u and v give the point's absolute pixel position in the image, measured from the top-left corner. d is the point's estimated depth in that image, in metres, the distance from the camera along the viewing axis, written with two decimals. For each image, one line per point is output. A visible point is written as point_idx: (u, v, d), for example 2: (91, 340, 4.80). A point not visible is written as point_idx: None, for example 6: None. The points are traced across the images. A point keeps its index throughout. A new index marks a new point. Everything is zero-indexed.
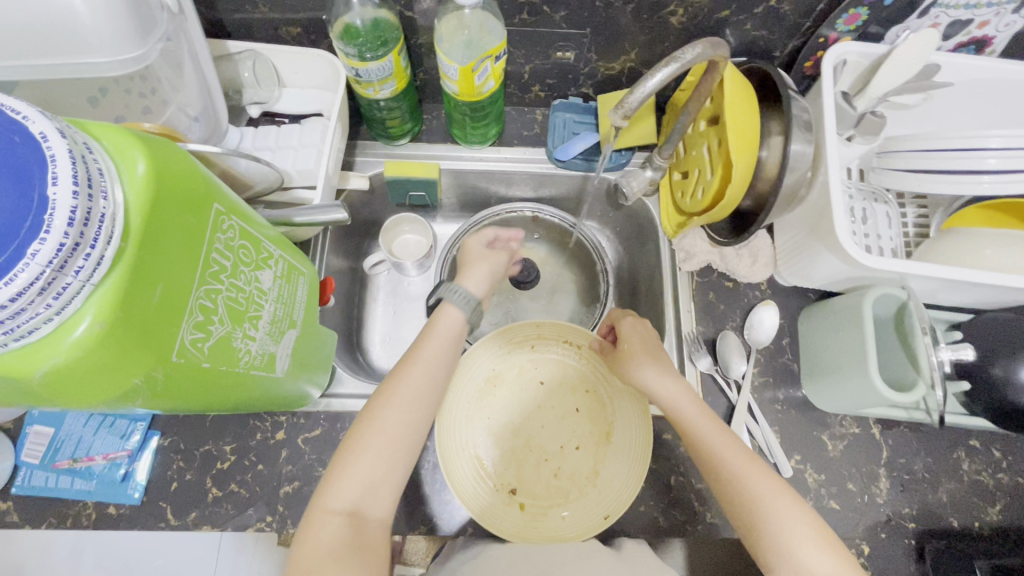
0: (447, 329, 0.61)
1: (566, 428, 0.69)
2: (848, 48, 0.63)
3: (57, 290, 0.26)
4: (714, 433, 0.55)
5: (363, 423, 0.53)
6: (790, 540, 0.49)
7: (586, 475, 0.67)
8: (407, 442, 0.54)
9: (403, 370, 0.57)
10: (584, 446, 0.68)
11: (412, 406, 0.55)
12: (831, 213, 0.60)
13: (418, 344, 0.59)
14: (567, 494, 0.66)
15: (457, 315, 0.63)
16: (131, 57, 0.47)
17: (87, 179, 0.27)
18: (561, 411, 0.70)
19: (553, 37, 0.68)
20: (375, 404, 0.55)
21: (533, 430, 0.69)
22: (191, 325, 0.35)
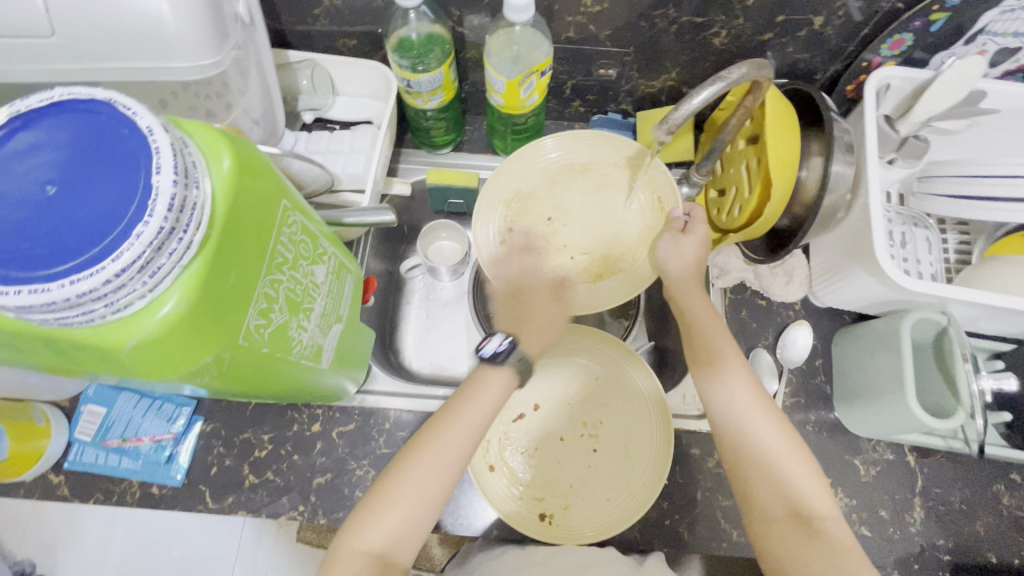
0: (491, 388, 0.55)
1: (582, 434, 0.69)
2: (893, 72, 0.63)
3: (153, 269, 0.28)
4: (723, 343, 0.56)
5: (394, 474, 0.50)
6: (772, 452, 0.50)
7: (611, 483, 0.65)
8: (432, 504, 0.50)
9: (439, 429, 0.52)
10: (602, 455, 0.67)
11: (446, 468, 0.51)
12: (871, 235, 0.60)
13: (460, 401, 0.54)
14: (590, 500, 0.65)
15: (509, 375, 0.56)
16: (208, 63, 0.51)
17: (184, 170, 0.30)
18: (578, 421, 0.69)
19: (596, 55, 0.70)
20: (409, 455, 0.51)
21: (548, 439, 0.69)
22: (256, 311, 0.38)
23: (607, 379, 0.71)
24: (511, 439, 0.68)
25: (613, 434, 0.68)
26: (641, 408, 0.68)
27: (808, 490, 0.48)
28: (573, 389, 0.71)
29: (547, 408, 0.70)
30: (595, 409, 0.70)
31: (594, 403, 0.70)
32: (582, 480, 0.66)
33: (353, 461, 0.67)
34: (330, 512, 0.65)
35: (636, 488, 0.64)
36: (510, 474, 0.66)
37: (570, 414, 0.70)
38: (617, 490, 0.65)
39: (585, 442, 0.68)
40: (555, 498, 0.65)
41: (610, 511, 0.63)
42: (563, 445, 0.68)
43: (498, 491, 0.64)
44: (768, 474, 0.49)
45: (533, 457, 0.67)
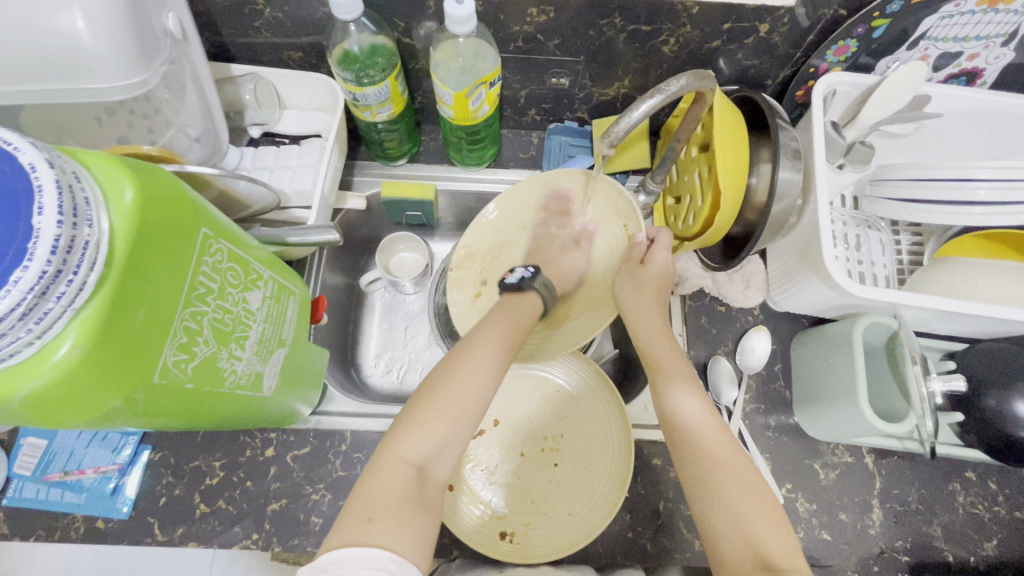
0: (529, 311, 0.58)
1: (543, 449, 0.68)
2: (838, 78, 0.63)
3: (38, 315, 0.27)
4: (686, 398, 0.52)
5: (441, 379, 0.49)
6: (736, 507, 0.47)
7: (573, 498, 0.64)
8: (478, 408, 0.49)
9: (479, 339, 0.53)
10: (564, 469, 0.66)
11: (489, 375, 0.51)
12: (821, 242, 0.60)
13: (495, 317, 0.56)
14: (551, 515, 0.64)
15: (537, 304, 0.60)
16: (133, 82, 0.49)
17: (72, 208, 0.28)
18: (540, 437, 0.68)
19: (548, 64, 0.69)
20: (449, 364, 0.51)
21: (509, 455, 0.68)
22: (174, 346, 0.36)
23: (567, 393, 0.70)
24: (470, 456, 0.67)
25: (574, 447, 0.67)
26: (601, 422, 0.67)
27: (771, 534, 0.45)
28: (534, 403, 0.70)
29: (508, 423, 0.69)
30: (555, 425, 0.69)
31: (554, 419, 0.69)
32: (545, 495, 0.65)
33: (309, 485, 0.66)
34: (285, 539, 0.64)
35: (597, 502, 0.63)
36: (471, 492, 0.65)
37: (531, 429, 0.69)
38: (577, 507, 0.64)
39: (547, 456, 0.67)
40: (518, 514, 0.64)
41: (572, 526, 0.62)
42: (525, 463, 0.67)
43: (457, 511, 0.63)
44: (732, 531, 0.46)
45: (493, 473, 0.66)
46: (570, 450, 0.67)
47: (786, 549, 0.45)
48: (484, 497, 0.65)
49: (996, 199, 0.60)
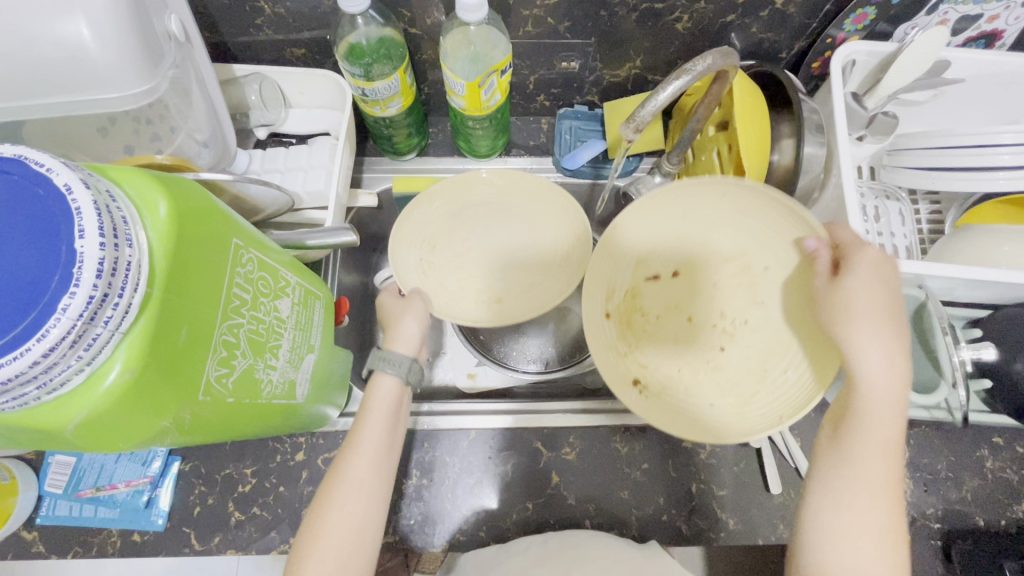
0: (385, 404, 0.53)
1: (717, 329, 0.56)
2: (858, 47, 0.62)
3: (87, 341, 0.26)
4: (876, 358, 0.44)
5: (310, 524, 0.48)
6: (866, 534, 0.43)
7: (743, 385, 0.52)
8: (357, 537, 0.47)
9: (348, 460, 0.50)
10: (730, 361, 0.54)
11: (357, 503, 0.48)
12: (845, 215, 0.59)
13: (355, 429, 0.52)
14: (693, 390, 0.54)
15: (391, 382, 0.54)
16: (140, 91, 0.47)
17: (112, 229, 0.27)
18: (739, 313, 0.55)
19: (558, 47, 0.67)
20: (319, 505, 0.49)
21: (675, 317, 0.58)
22: (215, 362, 0.35)
23: (778, 289, 0.53)
24: (633, 296, 0.59)
25: (762, 340, 0.53)
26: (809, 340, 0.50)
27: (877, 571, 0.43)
28: (730, 279, 0.56)
29: (687, 295, 0.58)
30: (744, 301, 0.55)
31: (744, 292, 0.55)
32: (705, 371, 0.55)
33: None
34: None
35: (747, 402, 0.51)
36: (624, 327, 0.58)
37: (712, 305, 0.57)
38: (737, 395, 0.52)
39: (716, 338, 0.56)
40: (656, 378, 0.56)
41: (708, 412, 0.52)
42: (683, 333, 0.57)
43: (605, 337, 0.57)
44: (849, 552, 0.43)
45: (647, 321, 0.59)
46: (759, 340, 0.53)
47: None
48: (629, 342, 0.58)
49: (1019, 163, 0.60)
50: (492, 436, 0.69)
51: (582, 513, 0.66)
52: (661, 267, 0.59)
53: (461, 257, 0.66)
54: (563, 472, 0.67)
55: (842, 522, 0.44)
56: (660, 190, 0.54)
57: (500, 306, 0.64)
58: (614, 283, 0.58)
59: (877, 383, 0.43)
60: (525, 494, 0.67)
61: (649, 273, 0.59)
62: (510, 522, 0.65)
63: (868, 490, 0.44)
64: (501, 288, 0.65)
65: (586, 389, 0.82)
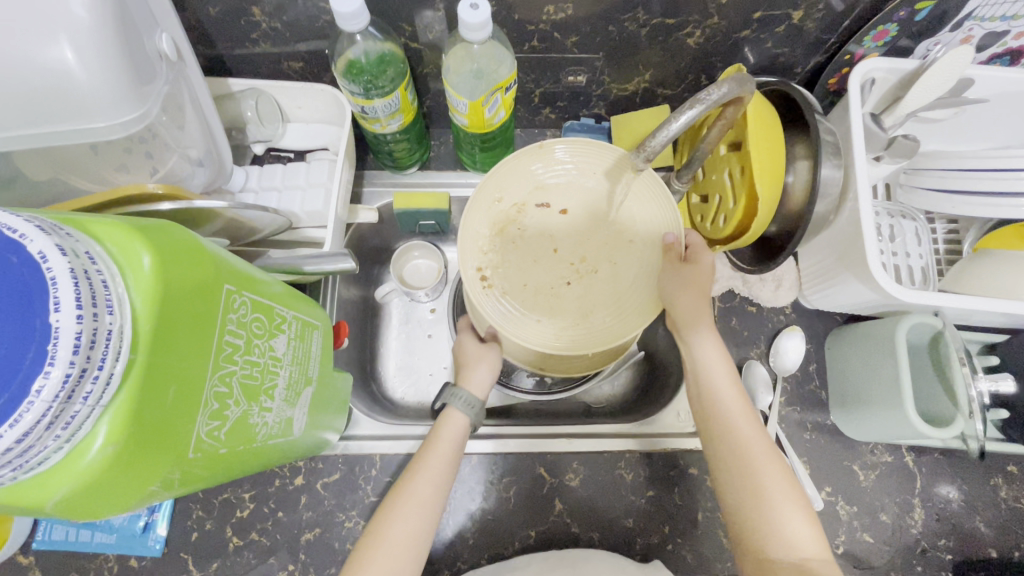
0: (451, 436, 0.59)
1: (570, 264, 0.56)
2: (876, 64, 0.59)
3: (66, 419, 0.25)
4: (700, 334, 0.56)
5: (373, 531, 0.51)
6: (773, 490, 0.48)
7: (574, 313, 0.55)
8: (414, 549, 0.50)
9: (411, 482, 0.54)
10: (570, 293, 0.56)
11: (418, 518, 0.52)
12: (860, 240, 0.57)
13: (422, 453, 0.57)
14: (526, 310, 0.55)
15: (461, 419, 0.61)
16: (131, 118, 0.46)
17: (91, 298, 0.25)
18: (589, 255, 0.56)
19: (565, 62, 0.65)
20: (381, 517, 0.52)
21: (540, 241, 0.57)
22: (207, 415, 0.34)
23: (637, 254, 0.56)
24: (514, 212, 0.57)
25: (598, 286, 0.56)
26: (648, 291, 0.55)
27: (802, 533, 0.46)
28: (602, 228, 0.57)
29: (557, 226, 0.57)
30: (601, 253, 0.56)
31: (606, 243, 0.57)
32: (547, 295, 0.56)
33: (341, 512, 0.65)
34: (322, 568, 0.63)
35: (519, 331, 0.55)
36: (497, 233, 0.57)
37: (574, 244, 0.57)
38: (568, 323, 0.55)
39: (566, 270, 0.56)
40: (505, 290, 0.56)
41: (532, 334, 0.55)
42: (541, 260, 0.56)
43: (473, 235, 0.56)
44: (772, 516, 0.47)
45: (516, 243, 0.56)
46: (596, 285, 0.56)
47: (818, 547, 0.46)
48: (495, 257, 0.56)
49: None
50: (494, 461, 0.68)
51: (585, 541, 0.64)
52: (550, 197, 0.57)
53: None
54: (566, 500, 0.66)
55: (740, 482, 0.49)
56: (577, 141, 0.56)
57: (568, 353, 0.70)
58: (499, 202, 0.57)
59: (707, 350, 0.56)
60: (528, 521, 0.65)
61: (538, 202, 0.57)
62: (512, 550, 0.64)
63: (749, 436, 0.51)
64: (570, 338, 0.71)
65: (591, 405, 0.80)
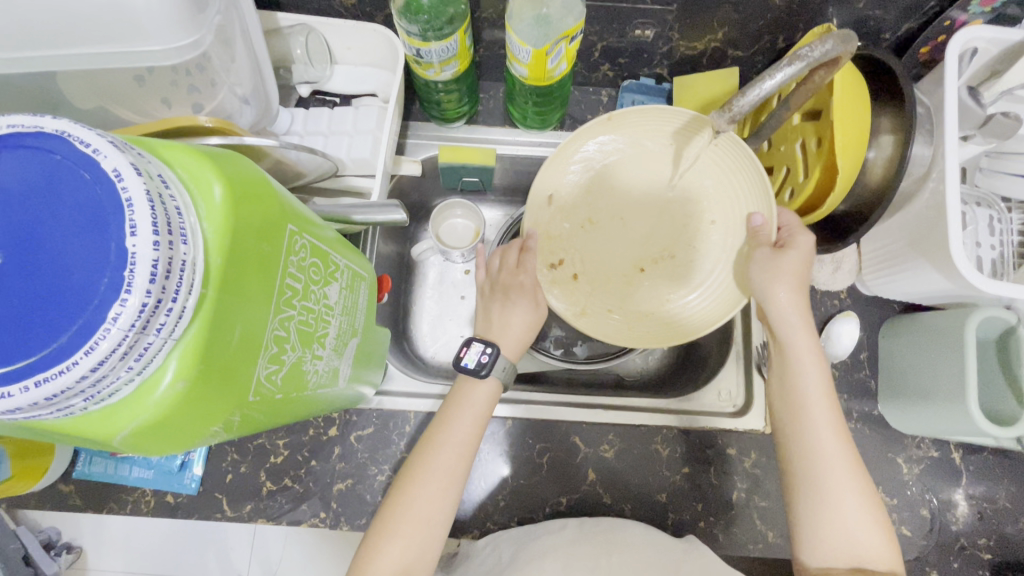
0: (480, 402, 0.54)
1: (643, 251, 0.60)
2: (981, 32, 0.54)
3: (139, 351, 0.23)
4: (793, 315, 0.52)
5: (394, 503, 0.48)
6: (844, 496, 0.46)
7: (649, 301, 0.59)
8: (438, 522, 0.48)
9: (434, 450, 0.51)
10: (643, 279, 0.60)
11: (443, 492, 0.49)
12: (942, 226, 0.53)
13: (445, 421, 0.52)
14: (598, 295, 0.60)
15: (494, 386, 0.55)
16: (185, 45, 0.43)
17: (166, 224, 0.23)
18: (662, 241, 0.60)
19: (634, 13, 0.60)
20: (405, 487, 0.49)
21: (615, 229, 0.61)
22: (267, 359, 0.33)
23: (714, 238, 0.58)
24: (587, 197, 0.61)
25: (673, 273, 0.59)
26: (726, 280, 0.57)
27: (865, 543, 0.45)
28: (676, 215, 0.59)
29: (629, 213, 0.60)
30: (675, 239, 0.59)
31: (681, 229, 0.59)
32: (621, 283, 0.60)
33: (374, 465, 0.65)
34: (353, 519, 0.63)
35: (590, 315, 0.60)
36: (567, 218, 0.61)
37: (647, 231, 0.60)
38: (643, 309, 0.59)
39: (640, 258, 0.60)
40: (577, 276, 0.61)
41: (603, 319, 0.59)
42: (612, 244, 0.61)
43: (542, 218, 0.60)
44: (836, 520, 0.46)
45: (589, 228, 0.61)
46: (672, 271, 0.59)
47: (879, 555, 0.45)
48: (569, 243, 0.61)
49: None
50: (528, 428, 0.67)
51: (616, 512, 0.64)
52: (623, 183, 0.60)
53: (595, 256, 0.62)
54: (598, 470, 0.65)
55: (810, 483, 0.47)
56: (645, 110, 0.57)
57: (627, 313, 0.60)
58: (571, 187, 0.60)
59: (800, 350, 0.51)
60: (559, 488, 0.65)
61: (610, 188, 0.60)
62: (542, 516, 0.64)
63: (827, 435, 0.48)
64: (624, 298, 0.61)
65: (622, 377, 0.79)
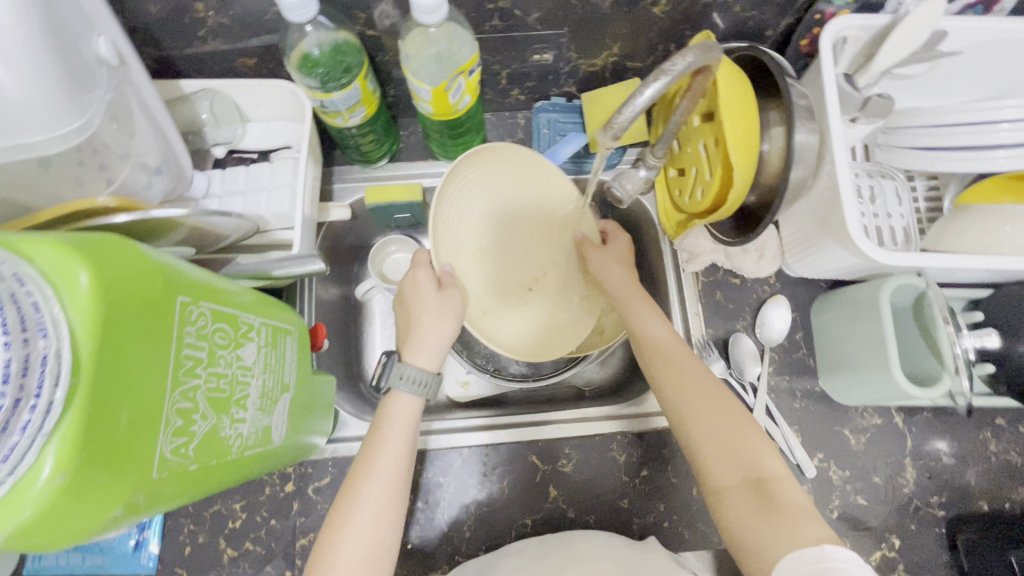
0: (401, 430, 0.53)
1: (525, 272, 0.67)
2: (848, 22, 0.58)
3: (4, 452, 0.24)
4: (649, 319, 0.59)
5: (320, 555, 0.47)
6: (742, 439, 0.49)
7: (545, 316, 0.68)
8: (374, 565, 0.47)
9: (357, 491, 0.49)
10: (533, 297, 0.67)
11: (371, 534, 0.48)
12: (839, 205, 0.55)
13: (366, 458, 0.52)
14: (510, 310, 0.66)
15: (410, 400, 0.55)
16: (71, 130, 0.43)
17: (20, 323, 0.25)
18: (533, 263, 0.67)
19: (529, 40, 0.63)
20: (330, 536, 0.48)
21: (500, 255, 0.66)
22: (170, 434, 0.33)
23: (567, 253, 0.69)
24: (468, 228, 0.64)
25: (550, 286, 0.68)
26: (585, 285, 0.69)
27: (755, 455, 0.48)
28: (539, 235, 0.67)
29: (502, 237, 0.66)
30: (545, 258, 0.68)
31: (548, 249, 0.68)
32: (513, 297, 0.66)
33: None
34: None
35: (511, 332, 0.66)
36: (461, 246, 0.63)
37: (521, 255, 0.67)
38: (543, 323, 0.67)
39: (527, 279, 0.67)
40: (483, 299, 0.65)
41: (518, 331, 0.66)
42: (501, 267, 0.66)
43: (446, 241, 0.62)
44: (730, 447, 0.49)
45: (480, 257, 0.65)
46: (552, 286, 0.68)
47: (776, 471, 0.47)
48: (464, 268, 0.64)
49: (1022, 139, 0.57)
50: (484, 455, 0.67)
51: (582, 524, 0.65)
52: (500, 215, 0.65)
53: (486, 286, 0.65)
54: (559, 486, 0.66)
55: (702, 423, 0.51)
56: (511, 146, 0.65)
57: (531, 328, 0.67)
58: (459, 216, 0.63)
59: (658, 334, 0.58)
60: (523, 510, 0.65)
61: (492, 219, 0.65)
62: (509, 540, 0.64)
63: (697, 375, 0.54)
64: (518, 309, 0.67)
65: (581, 389, 0.80)
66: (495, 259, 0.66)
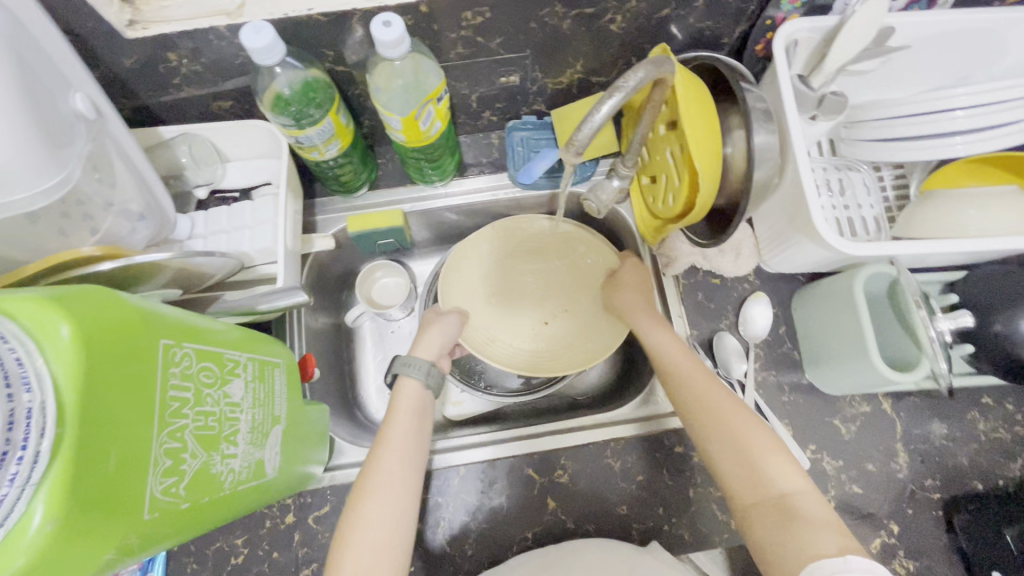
0: (411, 406, 0.61)
1: (544, 312, 0.74)
2: (798, 26, 0.60)
3: None
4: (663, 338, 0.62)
5: (348, 517, 0.52)
6: (760, 456, 0.50)
7: (563, 342, 0.73)
8: (400, 523, 0.52)
9: (377, 459, 0.55)
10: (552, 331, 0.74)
11: (392, 496, 0.53)
12: (804, 200, 0.57)
13: (383, 430, 0.58)
14: (517, 336, 0.73)
15: (417, 386, 0.63)
16: (53, 184, 0.45)
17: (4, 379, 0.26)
18: (551, 305, 0.75)
19: (494, 64, 0.65)
20: (356, 503, 0.53)
21: (516, 301, 0.75)
22: (159, 474, 0.34)
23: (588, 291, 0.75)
24: (484, 284, 0.75)
25: (572, 322, 0.74)
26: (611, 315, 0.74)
27: (773, 471, 0.49)
28: (556, 281, 0.76)
29: (517, 288, 0.75)
30: (562, 300, 0.75)
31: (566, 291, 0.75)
32: (533, 337, 0.73)
33: None
34: None
35: (521, 350, 0.72)
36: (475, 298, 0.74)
37: (539, 300, 0.75)
38: (561, 347, 0.73)
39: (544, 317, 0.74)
40: (491, 331, 0.73)
41: (524, 349, 0.72)
42: (518, 311, 0.74)
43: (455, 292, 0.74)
44: (746, 465, 0.50)
45: (495, 304, 0.74)
46: (572, 321, 0.74)
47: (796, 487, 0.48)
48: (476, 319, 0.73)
49: (976, 124, 0.59)
50: (481, 472, 0.68)
51: (583, 534, 0.65)
52: (506, 267, 0.76)
53: (507, 330, 0.73)
54: (558, 497, 0.66)
55: (720, 441, 0.52)
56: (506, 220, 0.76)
57: (546, 351, 0.73)
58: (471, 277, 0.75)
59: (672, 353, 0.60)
60: (523, 524, 0.65)
61: (503, 275, 0.76)
62: (511, 556, 0.64)
63: (717, 396, 0.55)
64: (543, 346, 0.73)
65: (576, 398, 0.81)
66: (513, 307, 0.75)
